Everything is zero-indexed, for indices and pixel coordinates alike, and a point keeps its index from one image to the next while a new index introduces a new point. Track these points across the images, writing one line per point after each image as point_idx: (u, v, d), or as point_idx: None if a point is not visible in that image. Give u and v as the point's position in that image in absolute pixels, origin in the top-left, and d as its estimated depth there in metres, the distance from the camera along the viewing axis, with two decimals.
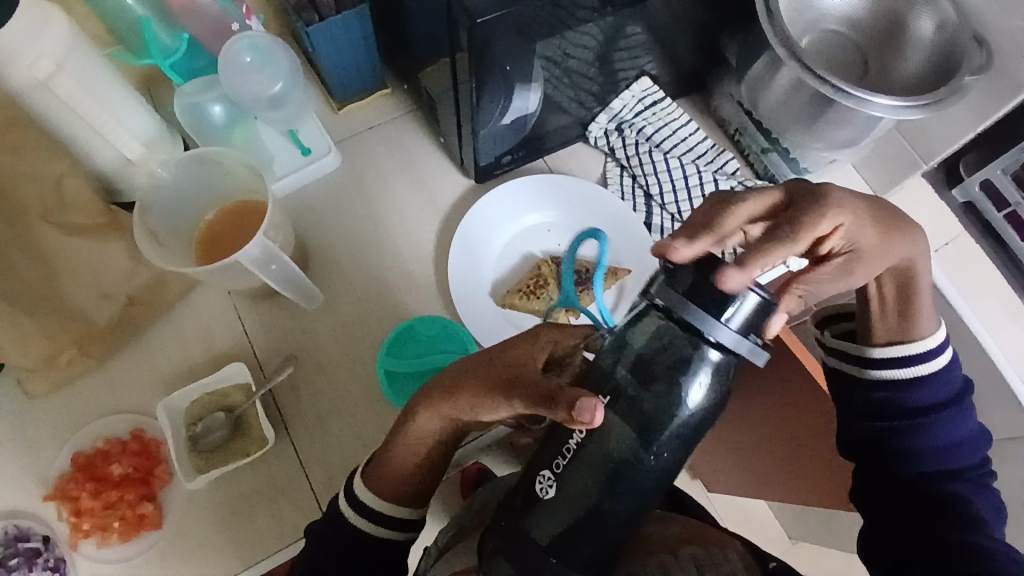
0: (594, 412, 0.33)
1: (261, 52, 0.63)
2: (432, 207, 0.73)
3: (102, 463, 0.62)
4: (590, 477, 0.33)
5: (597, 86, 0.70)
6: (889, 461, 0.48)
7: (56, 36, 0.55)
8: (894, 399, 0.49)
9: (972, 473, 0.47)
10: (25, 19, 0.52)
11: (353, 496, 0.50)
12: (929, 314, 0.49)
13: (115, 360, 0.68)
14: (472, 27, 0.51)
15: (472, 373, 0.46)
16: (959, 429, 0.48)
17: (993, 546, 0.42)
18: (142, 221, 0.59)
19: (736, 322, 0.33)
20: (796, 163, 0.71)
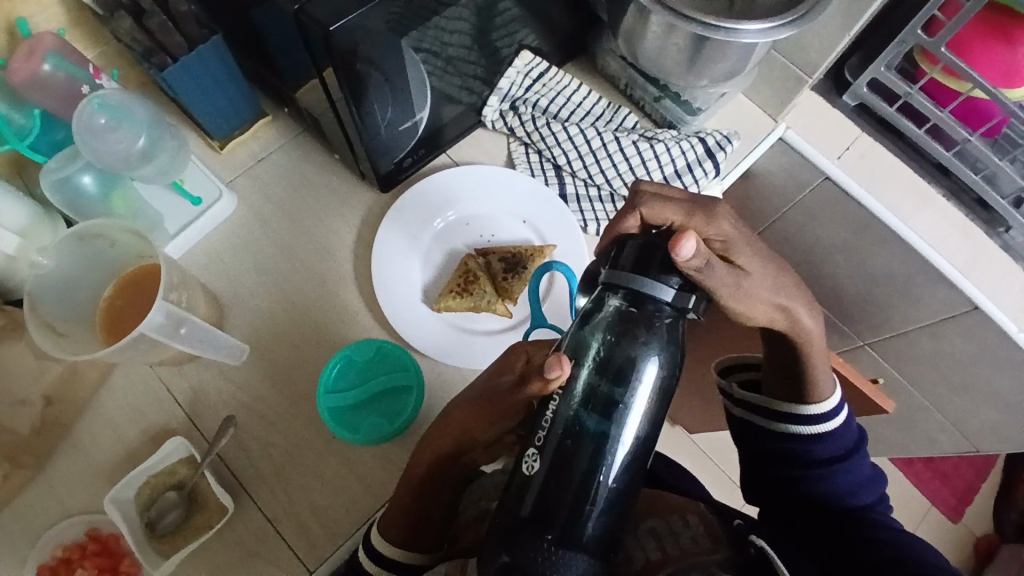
0: (561, 366, 0.39)
1: (114, 111, 0.60)
2: (344, 228, 0.71)
3: (65, 573, 0.60)
4: (563, 449, 0.38)
5: (481, 70, 0.69)
6: (804, 486, 0.54)
7: None
8: (802, 449, 0.54)
9: (876, 508, 0.55)
10: None
11: (370, 542, 0.53)
12: (825, 381, 0.54)
13: (49, 466, 0.64)
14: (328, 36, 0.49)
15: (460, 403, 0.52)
16: (859, 471, 0.54)
17: (893, 541, 0.50)
18: (35, 313, 0.56)
19: (678, 282, 0.40)
20: (689, 104, 0.71)
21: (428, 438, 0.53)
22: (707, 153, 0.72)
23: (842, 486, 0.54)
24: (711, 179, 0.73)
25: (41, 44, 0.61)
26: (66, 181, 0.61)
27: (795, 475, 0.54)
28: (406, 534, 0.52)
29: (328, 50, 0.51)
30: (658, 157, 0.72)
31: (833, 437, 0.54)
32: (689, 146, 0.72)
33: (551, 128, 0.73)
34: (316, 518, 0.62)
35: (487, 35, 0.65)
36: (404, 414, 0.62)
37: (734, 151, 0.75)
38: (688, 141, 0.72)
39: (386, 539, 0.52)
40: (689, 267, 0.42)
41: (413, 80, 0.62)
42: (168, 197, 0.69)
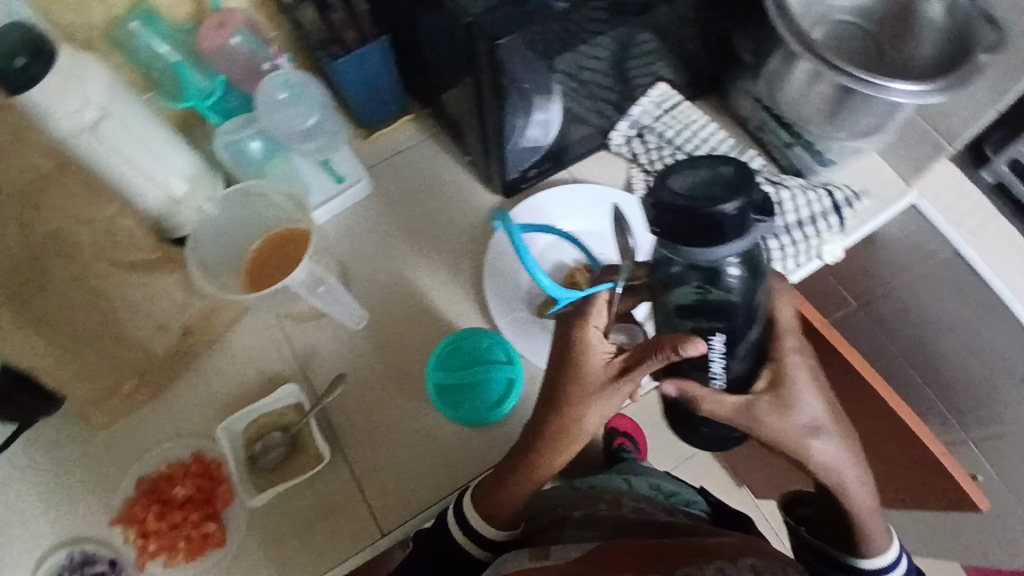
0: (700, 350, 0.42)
1: (295, 88, 0.68)
2: (465, 223, 0.76)
3: (166, 487, 0.67)
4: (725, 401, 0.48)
5: (614, 95, 0.73)
6: None
7: (98, 83, 0.58)
8: None
9: None
10: (61, 77, 0.55)
11: (465, 521, 0.58)
12: (881, 537, 0.58)
13: (174, 389, 0.72)
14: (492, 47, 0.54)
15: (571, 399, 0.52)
16: None
17: None
18: (194, 253, 0.63)
19: (735, 234, 0.38)
20: (821, 154, 0.71)
21: (550, 442, 0.54)
22: (833, 207, 0.72)
23: None
24: (833, 234, 0.72)
25: (232, 19, 0.67)
26: (236, 144, 0.69)
27: None
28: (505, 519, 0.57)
29: (488, 59, 0.56)
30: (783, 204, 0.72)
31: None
32: (815, 198, 0.72)
33: (676, 160, 0.75)
34: (395, 485, 0.66)
35: (628, 63, 0.69)
36: (498, 404, 0.66)
37: (861, 209, 0.74)
38: (815, 193, 0.72)
39: (478, 518, 0.57)
40: (740, 211, 0.37)
41: (551, 97, 0.66)
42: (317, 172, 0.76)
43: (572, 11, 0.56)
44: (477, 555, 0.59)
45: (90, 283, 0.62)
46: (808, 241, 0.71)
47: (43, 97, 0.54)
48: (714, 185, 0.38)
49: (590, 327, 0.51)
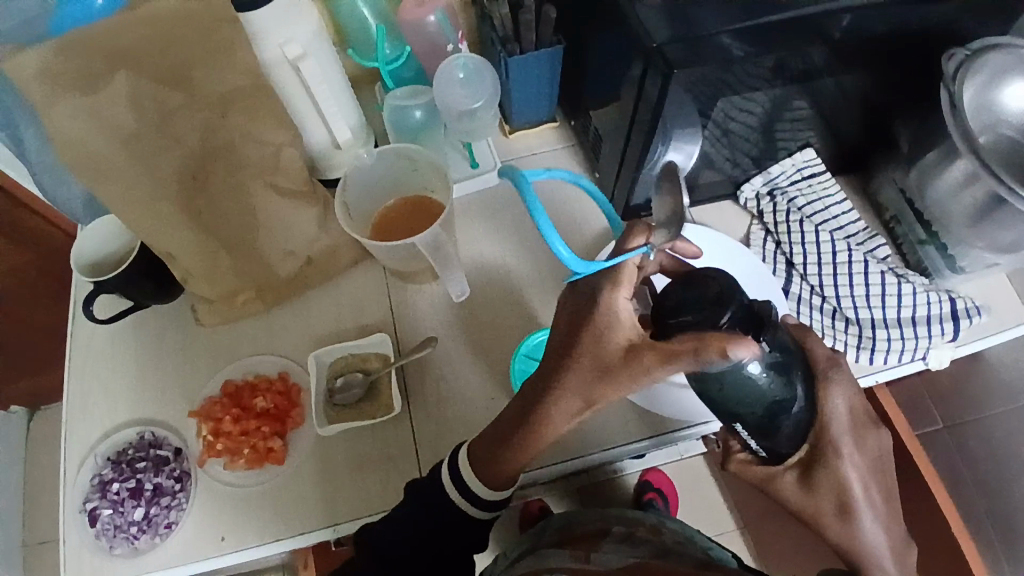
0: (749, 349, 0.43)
1: (472, 72, 0.73)
2: (577, 234, 0.79)
3: (247, 395, 0.73)
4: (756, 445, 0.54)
5: (757, 151, 0.74)
6: None
7: (304, 26, 0.65)
8: None
9: None
10: (278, 10, 0.63)
11: (459, 467, 0.57)
12: None
13: (279, 309, 0.78)
14: (667, 75, 0.57)
15: (587, 360, 0.50)
16: None
17: None
18: (342, 193, 0.69)
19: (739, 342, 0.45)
20: (954, 260, 0.70)
21: (560, 398, 0.52)
22: (952, 314, 0.70)
23: None
24: (944, 341, 0.70)
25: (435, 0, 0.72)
26: (401, 109, 0.76)
27: None
28: (501, 476, 0.55)
29: (657, 86, 0.59)
30: (900, 297, 0.70)
31: None
32: (936, 300, 0.70)
33: (801, 226, 0.75)
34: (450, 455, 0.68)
35: (777, 124, 0.70)
36: None
37: (979, 324, 0.72)
38: (937, 296, 0.71)
39: (478, 473, 0.56)
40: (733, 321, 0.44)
41: (692, 138, 0.68)
42: (457, 152, 0.82)
43: (747, 60, 0.59)
44: (478, 512, 0.57)
45: (244, 196, 0.68)
46: (917, 341, 0.69)
47: (259, 21, 0.62)
48: (705, 297, 0.45)
49: (620, 296, 0.50)
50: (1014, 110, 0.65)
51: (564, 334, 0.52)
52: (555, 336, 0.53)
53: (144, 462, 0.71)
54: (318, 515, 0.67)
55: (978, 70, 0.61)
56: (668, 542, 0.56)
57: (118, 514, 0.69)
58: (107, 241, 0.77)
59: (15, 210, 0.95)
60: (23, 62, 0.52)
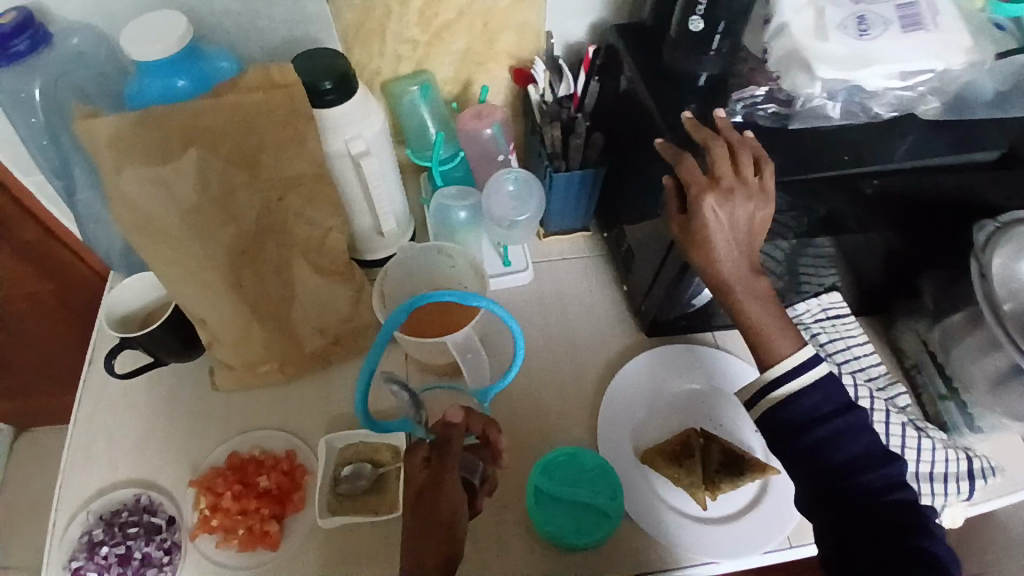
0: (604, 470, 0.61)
1: (520, 186, 0.75)
2: (602, 343, 0.80)
3: (252, 471, 0.71)
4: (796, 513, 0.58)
5: (781, 283, 0.73)
6: (827, 465, 0.56)
7: (372, 125, 0.69)
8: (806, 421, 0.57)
9: (876, 454, 0.56)
10: (353, 110, 0.67)
11: None
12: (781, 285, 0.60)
13: (298, 383, 0.78)
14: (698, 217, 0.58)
15: (422, 520, 0.56)
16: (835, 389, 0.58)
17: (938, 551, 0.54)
18: (381, 283, 0.72)
19: None
20: (973, 419, 0.70)
21: (432, 516, 0.56)
22: (969, 473, 0.68)
23: (823, 456, 0.57)
24: (959, 500, 0.68)
25: (493, 114, 0.78)
26: (447, 206, 0.79)
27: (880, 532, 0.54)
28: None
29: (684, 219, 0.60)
30: (919, 451, 0.69)
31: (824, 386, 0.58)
32: (955, 458, 0.69)
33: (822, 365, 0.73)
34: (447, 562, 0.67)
35: (798, 255, 0.69)
36: (591, 533, 0.65)
37: (993, 484, 0.71)
38: (954, 453, 0.69)
39: None
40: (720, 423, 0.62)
41: None
42: (491, 250, 0.84)
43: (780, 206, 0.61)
44: None
45: (287, 274, 0.71)
46: (937, 497, 0.68)
47: (335, 117, 0.66)
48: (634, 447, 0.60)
49: (440, 465, 0.58)
50: None
51: (412, 510, 0.57)
52: (408, 527, 0.56)
53: (136, 527, 0.69)
54: None
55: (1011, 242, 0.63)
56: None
57: None
58: (142, 291, 0.77)
59: (44, 243, 0.95)
60: (97, 129, 0.56)
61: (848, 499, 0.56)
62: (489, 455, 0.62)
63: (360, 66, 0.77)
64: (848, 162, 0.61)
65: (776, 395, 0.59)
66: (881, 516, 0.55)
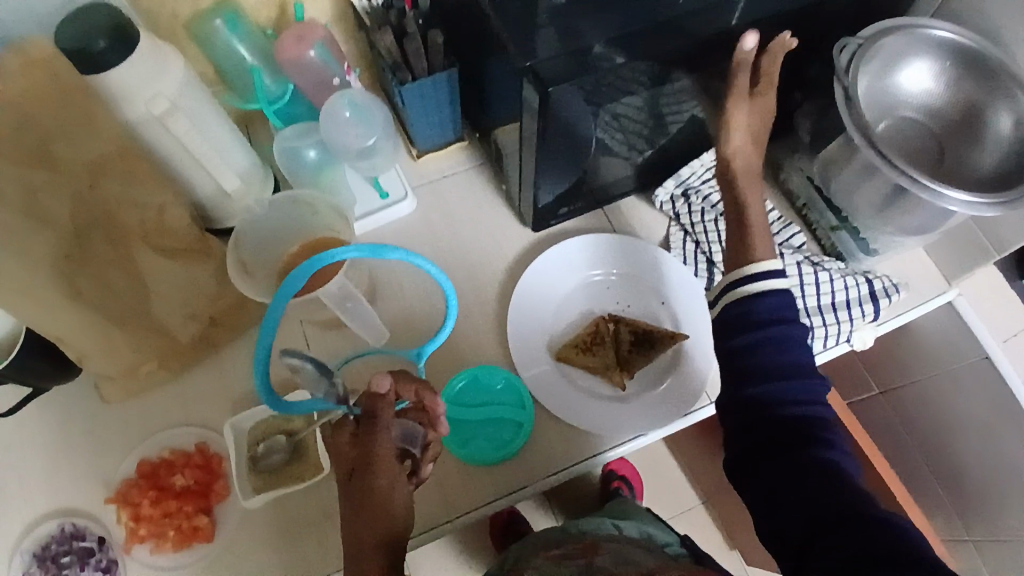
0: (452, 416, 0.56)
1: (360, 109, 0.70)
2: (499, 255, 0.76)
3: (165, 473, 0.68)
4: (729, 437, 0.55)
5: (647, 130, 0.68)
6: (746, 372, 0.53)
7: (174, 79, 0.61)
8: (746, 313, 0.55)
9: (797, 367, 0.53)
10: (148, 62, 0.59)
11: None
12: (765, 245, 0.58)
13: (192, 374, 0.74)
14: (545, 94, 0.53)
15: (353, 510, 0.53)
16: (779, 304, 0.55)
17: (834, 456, 0.50)
18: (236, 251, 0.66)
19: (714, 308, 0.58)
20: (866, 243, 0.70)
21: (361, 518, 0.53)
22: (870, 295, 0.70)
23: (751, 365, 0.53)
24: (866, 321, 0.70)
25: (313, 33, 0.70)
26: (294, 150, 0.72)
27: (787, 440, 0.51)
28: None
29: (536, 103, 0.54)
30: (819, 285, 0.70)
31: (779, 296, 0.55)
32: (853, 284, 0.70)
33: (716, 225, 0.74)
34: None
35: (657, 101, 0.62)
36: (509, 444, 0.66)
37: (898, 300, 0.73)
38: (854, 279, 0.71)
39: None
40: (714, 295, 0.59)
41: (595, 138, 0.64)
42: (364, 186, 0.78)
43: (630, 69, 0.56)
44: None
45: (130, 265, 0.63)
46: (841, 325, 0.69)
47: (121, 82, 0.57)
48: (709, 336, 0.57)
49: (365, 446, 0.54)
50: (914, 93, 0.65)
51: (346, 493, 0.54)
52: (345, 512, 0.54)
53: (69, 556, 0.66)
54: None
55: (872, 57, 0.61)
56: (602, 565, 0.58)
57: None
58: None
59: None
60: None
61: (765, 424, 0.52)
62: (425, 420, 0.56)
63: (150, 10, 0.66)
64: (679, 6, 0.57)
65: (742, 291, 0.56)
66: (791, 434, 0.51)
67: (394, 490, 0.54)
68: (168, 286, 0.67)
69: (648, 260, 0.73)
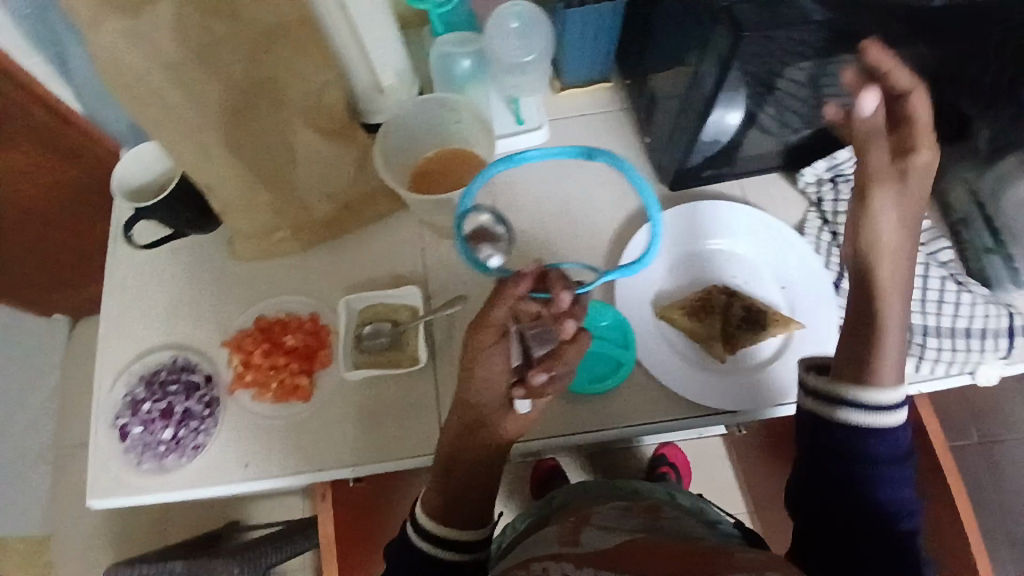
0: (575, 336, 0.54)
1: (526, 23, 0.70)
2: (622, 205, 0.76)
3: (279, 331, 0.75)
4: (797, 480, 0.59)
5: (806, 114, 0.65)
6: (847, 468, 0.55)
7: None
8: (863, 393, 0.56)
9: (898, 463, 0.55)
10: None
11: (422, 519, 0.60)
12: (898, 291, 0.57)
13: (313, 251, 0.79)
14: (737, 38, 0.51)
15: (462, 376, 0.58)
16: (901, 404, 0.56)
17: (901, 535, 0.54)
18: (382, 141, 0.69)
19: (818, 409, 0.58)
20: (1020, 273, 0.66)
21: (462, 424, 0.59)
22: (1009, 329, 0.66)
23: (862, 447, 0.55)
24: (996, 357, 0.65)
25: None
26: (451, 56, 0.75)
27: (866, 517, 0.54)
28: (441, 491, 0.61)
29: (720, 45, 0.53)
30: (957, 306, 0.66)
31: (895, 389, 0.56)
32: (996, 314, 0.66)
33: None
34: None
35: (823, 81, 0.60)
36: (601, 381, 0.68)
37: None
38: (996, 309, 0.66)
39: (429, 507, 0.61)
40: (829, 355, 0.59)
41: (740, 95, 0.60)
42: (502, 107, 0.79)
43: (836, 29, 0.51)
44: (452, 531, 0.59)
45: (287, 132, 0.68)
46: (969, 355, 0.65)
47: None
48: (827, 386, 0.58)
49: (490, 319, 0.54)
50: None
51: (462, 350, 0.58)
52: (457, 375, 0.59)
53: (176, 385, 0.74)
54: (340, 460, 0.70)
55: None
56: (668, 527, 0.58)
57: (149, 432, 0.72)
58: (153, 162, 0.77)
59: None
60: None
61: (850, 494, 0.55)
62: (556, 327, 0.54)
63: None
64: None
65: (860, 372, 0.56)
66: (869, 511, 0.54)
67: (497, 379, 0.56)
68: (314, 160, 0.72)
69: (788, 242, 0.71)
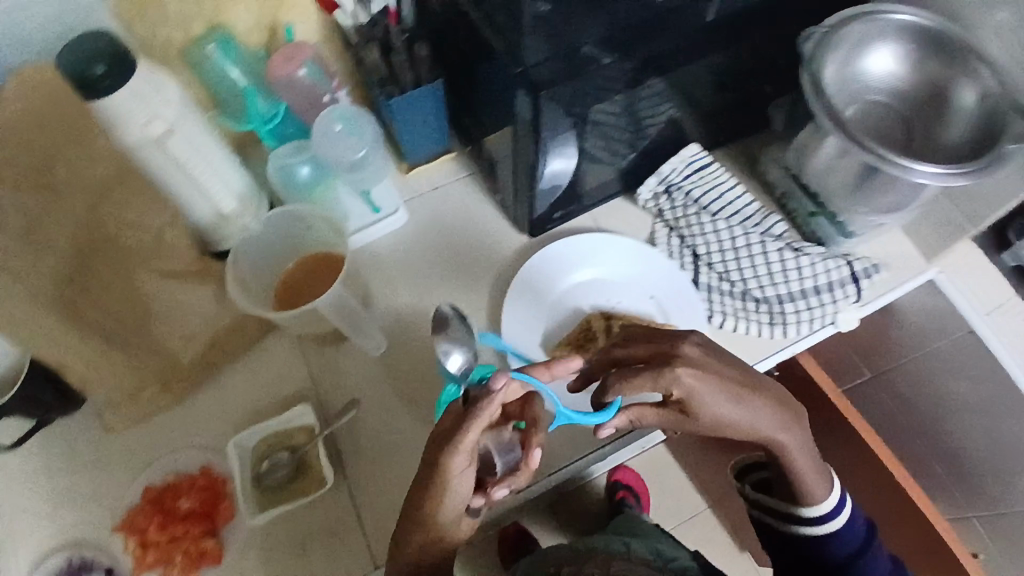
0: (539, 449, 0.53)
1: (349, 122, 0.73)
2: (491, 261, 0.78)
3: (171, 497, 0.68)
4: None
5: (627, 137, 0.71)
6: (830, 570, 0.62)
7: (169, 100, 0.62)
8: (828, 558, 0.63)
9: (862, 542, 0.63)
10: (143, 82, 0.60)
11: None
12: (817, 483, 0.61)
13: (191, 399, 0.74)
14: None
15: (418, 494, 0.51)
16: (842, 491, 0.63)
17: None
18: (234, 268, 0.68)
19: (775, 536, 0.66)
20: (844, 226, 0.72)
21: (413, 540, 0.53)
22: (851, 276, 0.72)
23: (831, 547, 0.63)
24: (850, 303, 0.72)
25: (302, 53, 0.72)
26: (288, 168, 0.74)
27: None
28: None
29: None
30: (800, 270, 0.72)
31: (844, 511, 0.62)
32: (835, 267, 0.72)
33: (699, 218, 0.75)
34: (394, 517, 0.66)
35: (630, 105, 0.65)
36: None
37: (879, 281, 0.74)
38: (835, 261, 0.72)
39: None
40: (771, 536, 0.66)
41: (567, 142, 0.66)
42: None
43: None
44: None
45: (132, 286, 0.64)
46: (824, 308, 0.71)
47: (118, 106, 0.59)
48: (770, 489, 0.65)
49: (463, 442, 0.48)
50: (879, 78, 0.69)
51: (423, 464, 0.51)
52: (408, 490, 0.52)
53: None
54: None
55: (837, 45, 0.65)
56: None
57: None
58: None
59: None
60: None
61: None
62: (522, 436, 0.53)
63: (144, 37, 0.68)
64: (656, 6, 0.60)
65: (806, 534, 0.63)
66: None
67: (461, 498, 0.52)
68: (172, 305, 0.68)
69: (640, 256, 0.75)
